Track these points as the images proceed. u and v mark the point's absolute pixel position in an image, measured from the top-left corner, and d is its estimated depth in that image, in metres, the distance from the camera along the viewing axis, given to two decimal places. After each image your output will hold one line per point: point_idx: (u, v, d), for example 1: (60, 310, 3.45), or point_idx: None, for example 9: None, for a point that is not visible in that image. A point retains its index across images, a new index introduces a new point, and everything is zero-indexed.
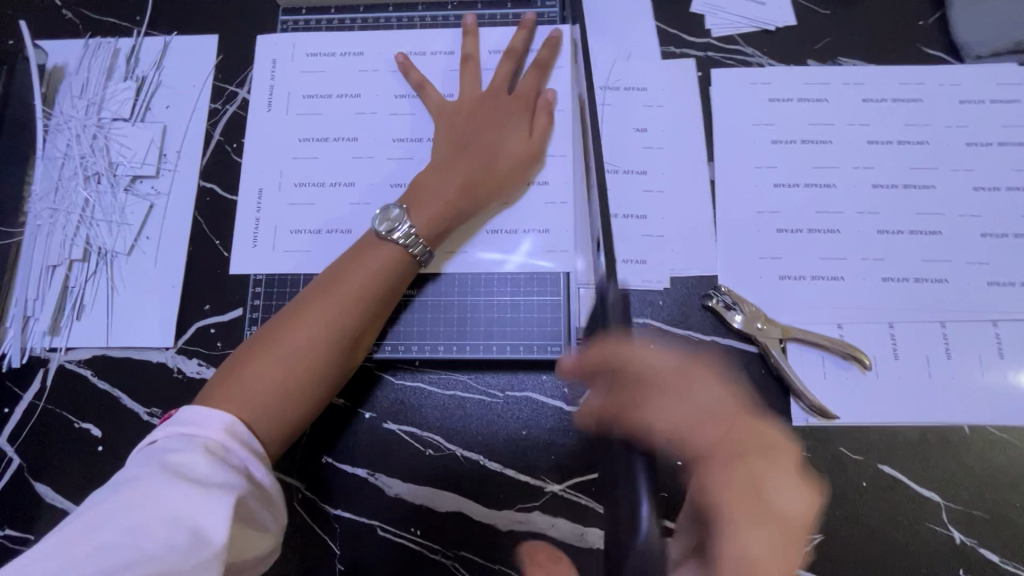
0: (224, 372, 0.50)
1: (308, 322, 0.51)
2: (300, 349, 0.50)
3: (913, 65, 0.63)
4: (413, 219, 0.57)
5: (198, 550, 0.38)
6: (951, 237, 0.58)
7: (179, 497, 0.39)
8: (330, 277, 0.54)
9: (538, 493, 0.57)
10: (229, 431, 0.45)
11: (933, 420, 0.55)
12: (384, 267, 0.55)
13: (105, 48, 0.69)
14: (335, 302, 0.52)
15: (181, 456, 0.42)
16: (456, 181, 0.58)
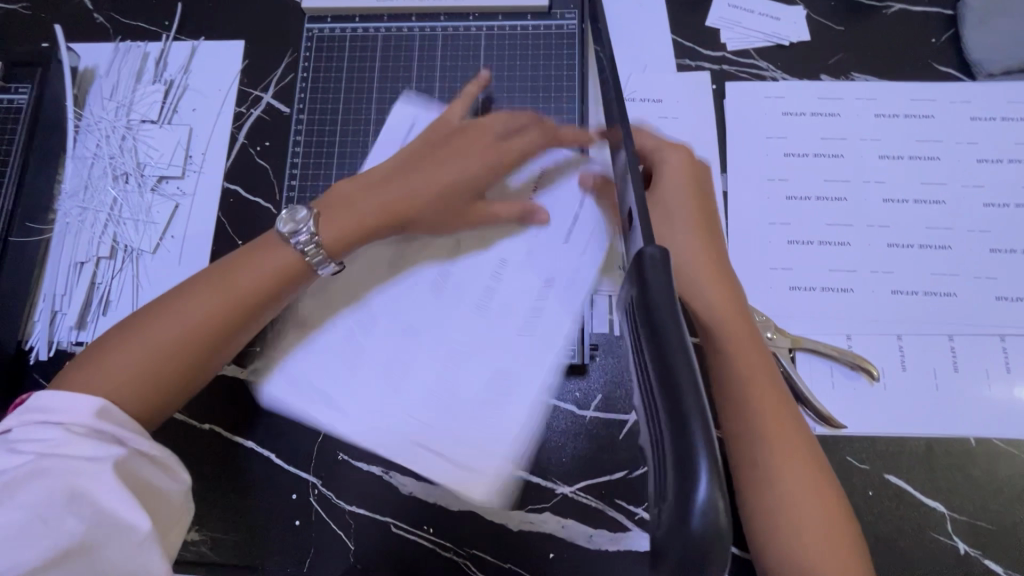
0: (90, 355, 0.50)
1: (189, 310, 0.51)
2: (174, 337, 0.50)
3: (925, 82, 0.64)
4: (319, 231, 0.54)
5: (104, 523, 0.42)
6: (960, 252, 0.59)
7: (65, 478, 0.42)
8: (217, 271, 0.53)
9: (549, 494, 0.58)
10: (99, 413, 0.45)
11: (939, 431, 0.56)
12: (272, 267, 0.53)
13: (135, 52, 0.71)
14: (222, 297, 0.51)
15: (54, 444, 0.43)
16: (380, 199, 0.56)
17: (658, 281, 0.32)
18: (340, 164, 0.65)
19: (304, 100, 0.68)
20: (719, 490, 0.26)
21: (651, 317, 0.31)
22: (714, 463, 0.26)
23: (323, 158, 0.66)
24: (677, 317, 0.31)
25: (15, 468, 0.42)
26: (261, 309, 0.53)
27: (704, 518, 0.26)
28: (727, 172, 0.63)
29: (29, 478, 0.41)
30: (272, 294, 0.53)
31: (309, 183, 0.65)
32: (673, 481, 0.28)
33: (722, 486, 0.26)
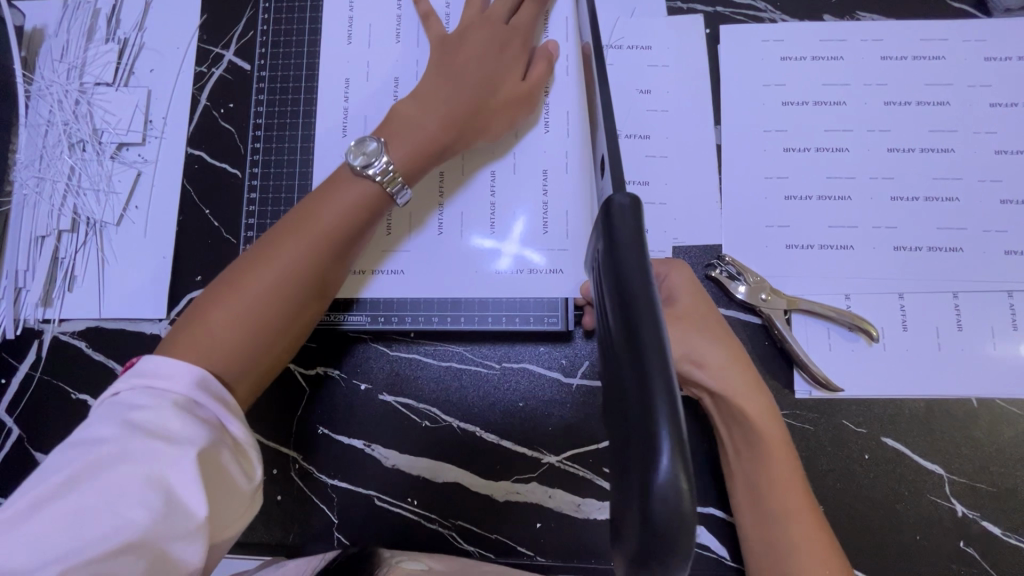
0: (194, 314, 0.44)
1: (285, 254, 0.46)
2: (279, 279, 0.45)
3: (937, 20, 0.59)
4: (390, 155, 0.50)
5: (175, 518, 0.35)
6: (968, 204, 0.56)
7: (148, 459, 0.35)
8: (301, 212, 0.48)
9: (536, 464, 0.56)
10: (202, 383, 0.40)
11: (940, 392, 0.54)
12: (359, 200, 0.49)
13: (84, 8, 0.66)
14: (322, 243, 0.47)
15: (147, 415, 0.37)
16: (445, 108, 0.52)
17: (624, 232, 0.32)
18: (306, 126, 0.61)
19: (265, 58, 0.63)
20: (682, 457, 0.23)
21: (619, 278, 0.29)
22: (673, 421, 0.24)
23: (287, 120, 0.62)
24: (644, 261, 0.30)
25: (102, 437, 0.36)
26: (349, 250, 0.49)
27: (661, 487, 0.23)
28: (720, 124, 0.59)
29: (112, 453, 0.35)
30: (357, 232, 0.49)
31: (274, 147, 0.61)
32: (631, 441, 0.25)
33: (685, 458, 0.23)
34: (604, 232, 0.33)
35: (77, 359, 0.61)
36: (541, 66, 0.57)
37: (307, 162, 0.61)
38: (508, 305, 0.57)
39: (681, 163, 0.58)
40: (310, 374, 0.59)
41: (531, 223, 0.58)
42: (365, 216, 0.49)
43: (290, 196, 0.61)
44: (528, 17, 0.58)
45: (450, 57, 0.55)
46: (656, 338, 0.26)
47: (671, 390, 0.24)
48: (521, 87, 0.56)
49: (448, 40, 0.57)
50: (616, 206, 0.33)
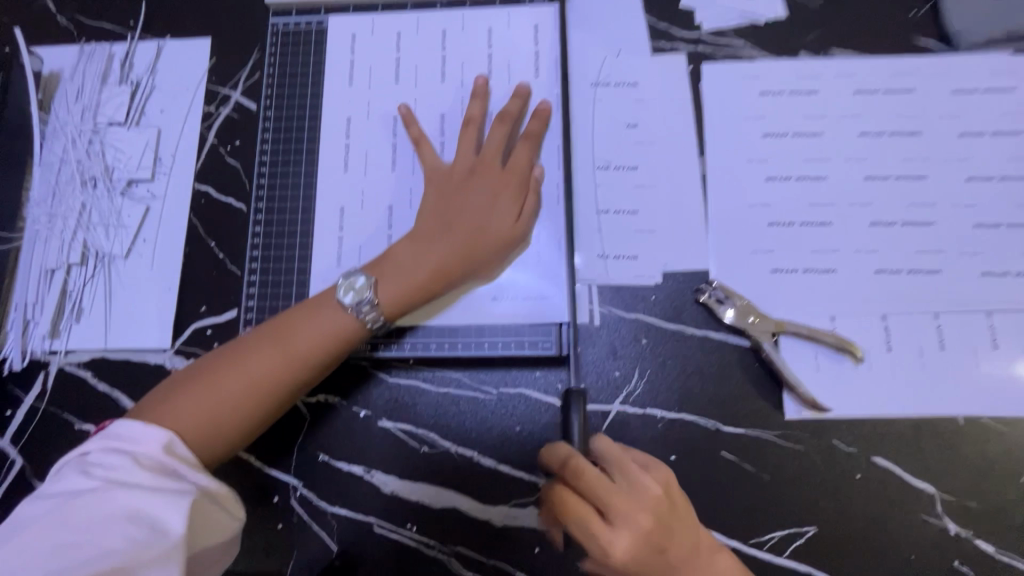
0: (164, 394, 0.48)
1: (258, 366, 0.50)
2: (236, 393, 0.48)
3: (906, 56, 0.63)
4: (379, 293, 0.54)
5: (156, 545, 0.40)
6: (944, 228, 0.58)
7: (130, 500, 0.41)
8: (282, 325, 0.52)
9: (533, 488, 0.57)
10: (168, 448, 0.44)
11: (927, 411, 0.55)
12: (333, 329, 0.52)
13: (99, 53, 0.70)
14: (282, 367, 0.50)
15: (124, 468, 0.42)
16: (438, 259, 0.55)
17: None
18: (309, 161, 0.64)
19: (270, 97, 0.66)
20: None
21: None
22: None
23: (292, 157, 0.65)
24: None
25: (81, 490, 0.41)
26: (318, 374, 0.52)
27: None
28: (704, 155, 0.62)
29: (93, 499, 0.40)
30: (329, 358, 0.52)
31: (279, 181, 0.64)
32: None
33: None
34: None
35: (82, 389, 0.62)
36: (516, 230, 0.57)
37: (311, 196, 0.63)
38: (502, 336, 0.59)
39: (668, 193, 0.61)
40: (310, 401, 0.60)
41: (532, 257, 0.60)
42: (335, 347, 0.52)
43: (294, 228, 0.63)
44: (521, 154, 0.59)
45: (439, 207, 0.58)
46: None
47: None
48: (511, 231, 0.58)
49: (440, 182, 0.59)
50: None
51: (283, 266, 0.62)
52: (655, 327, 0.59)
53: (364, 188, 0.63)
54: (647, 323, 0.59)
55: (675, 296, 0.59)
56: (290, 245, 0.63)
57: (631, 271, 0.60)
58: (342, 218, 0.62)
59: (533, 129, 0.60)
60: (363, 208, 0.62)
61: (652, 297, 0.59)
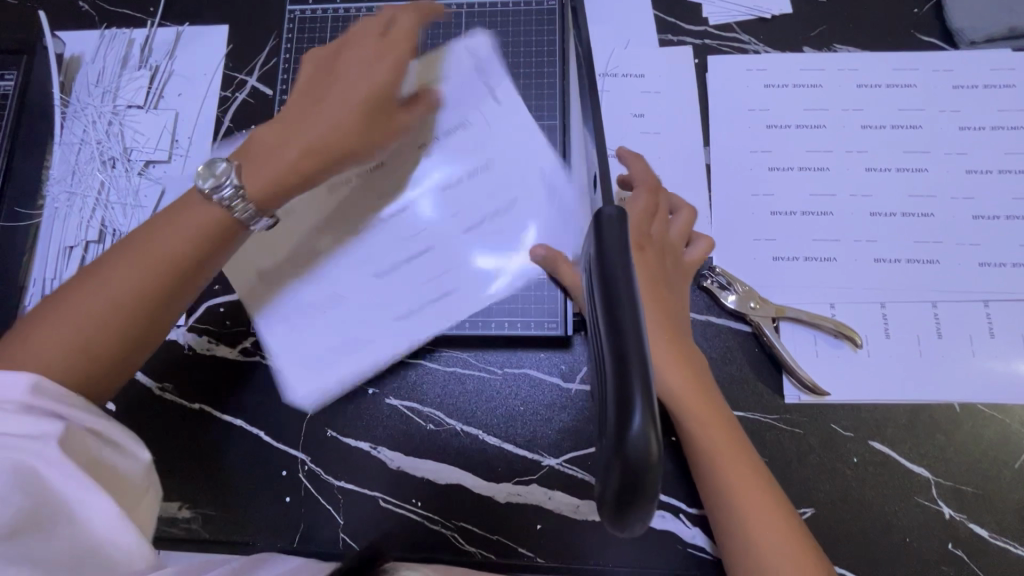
0: (23, 325, 0.45)
1: (120, 275, 0.45)
2: (89, 308, 0.44)
3: (908, 52, 0.64)
4: (244, 181, 0.49)
5: (53, 497, 0.39)
6: (944, 219, 0.59)
7: (13, 450, 0.38)
8: (140, 234, 0.48)
9: (535, 466, 0.58)
10: (37, 388, 0.40)
11: (923, 397, 0.56)
12: (197, 224, 0.47)
13: (120, 38, 0.72)
14: (144, 268, 0.46)
15: (2, 421, 0.39)
16: (301, 143, 0.51)
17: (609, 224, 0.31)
18: None
19: (286, 83, 0.68)
20: (653, 421, 0.24)
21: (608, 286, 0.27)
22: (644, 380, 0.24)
23: None
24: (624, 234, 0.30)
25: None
26: (193, 279, 0.48)
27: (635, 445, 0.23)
28: (709, 145, 0.63)
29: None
30: (199, 257, 0.48)
31: None
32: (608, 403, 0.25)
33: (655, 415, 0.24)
34: (592, 244, 0.31)
35: None
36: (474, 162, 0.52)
37: None
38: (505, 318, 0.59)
39: (672, 182, 0.62)
40: None
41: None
42: (203, 242, 0.48)
43: None
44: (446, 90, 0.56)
45: (314, 87, 0.54)
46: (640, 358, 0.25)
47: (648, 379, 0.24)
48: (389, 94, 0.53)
49: (320, 71, 0.55)
50: (606, 218, 0.30)
51: None
52: None
53: None
54: None
55: None
56: None
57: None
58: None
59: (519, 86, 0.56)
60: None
61: None
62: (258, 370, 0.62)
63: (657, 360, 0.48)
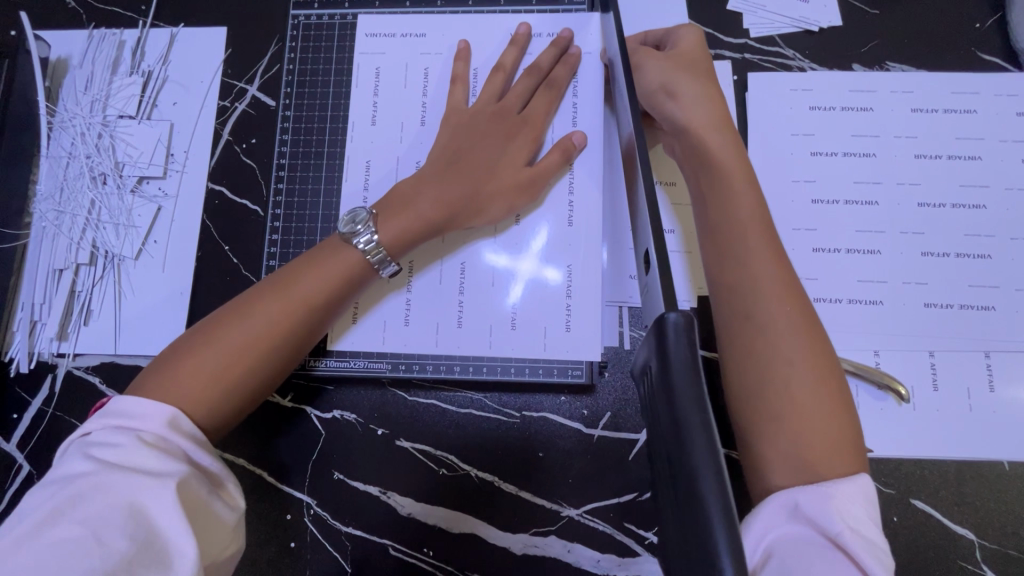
0: (163, 361, 0.45)
1: (262, 313, 0.47)
2: (239, 344, 0.45)
3: (968, 73, 0.59)
4: (380, 229, 0.51)
5: (155, 554, 0.36)
6: (1001, 261, 0.55)
7: (125, 493, 0.37)
8: (286, 276, 0.49)
9: (554, 517, 0.55)
10: (172, 423, 0.41)
11: (970, 453, 0.53)
12: (342, 269, 0.50)
13: (110, 40, 0.66)
14: (289, 312, 0.47)
15: (120, 454, 0.38)
16: (442, 192, 0.53)
17: (678, 351, 0.29)
18: (330, 165, 0.61)
19: (289, 95, 0.63)
20: None
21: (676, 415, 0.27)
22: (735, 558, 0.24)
23: (311, 159, 0.61)
24: (694, 379, 0.28)
25: (77, 475, 0.38)
26: (325, 318, 0.50)
27: None
28: None
29: (88, 493, 0.37)
30: (338, 301, 0.50)
31: (297, 186, 0.61)
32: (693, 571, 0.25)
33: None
34: (653, 347, 0.30)
35: (91, 395, 0.60)
36: (554, 156, 0.55)
37: (331, 203, 0.60)
38: (537, 345, 0.56)
39: None
40: (327, 418, 0.58)
41: (559, 261, 0.57)
42: (346, 290, 0.50)
43: (313, 236, 0.60)
44: (541, 105, 0.57)
45: (455, 140, 0.56)
46: (716, 479, 0.26)
47: (732, 538, 0.25)
48: (525, 174, 0.55)
49: (457, 124, 0.57)
50: (670, 324, 0.29)
51: None
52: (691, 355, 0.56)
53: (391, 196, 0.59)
54: None
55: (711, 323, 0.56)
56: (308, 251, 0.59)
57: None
58: (366, 199, 0.59)
59: (557, 76, 0.58)
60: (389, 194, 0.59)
61: None
62: (261, 407, 0.59)
63: (721, 200, 0.47)
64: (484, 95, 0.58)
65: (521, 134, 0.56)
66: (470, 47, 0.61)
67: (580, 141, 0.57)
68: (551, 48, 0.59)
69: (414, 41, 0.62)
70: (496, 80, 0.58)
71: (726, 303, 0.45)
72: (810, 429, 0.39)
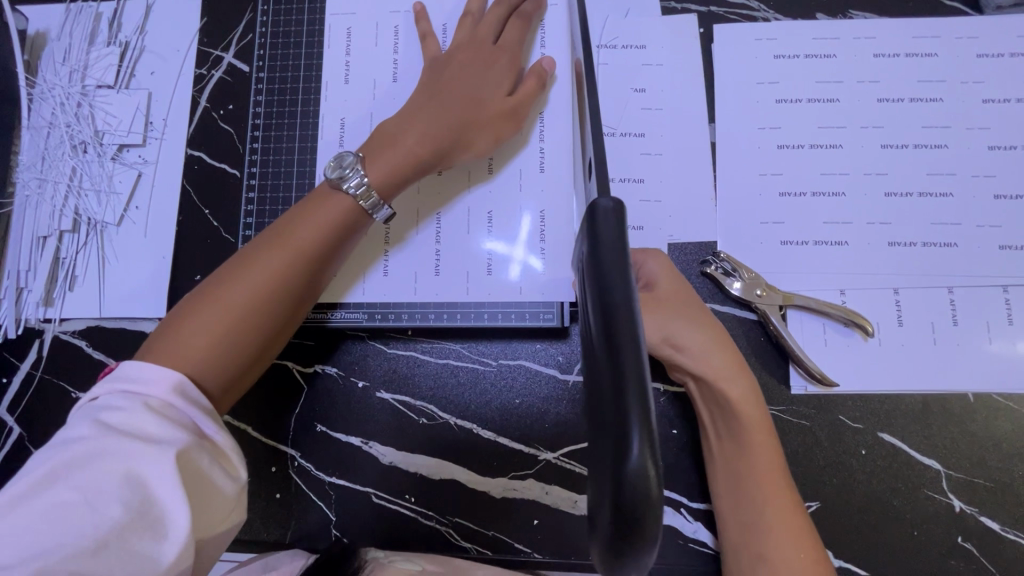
0: (166, 326, 0.45)
1: (260, 266, 0.47)
2: (247, 295, 0.46)
3: (928, 17, 0.60)
4: (368, 171, 0.51)
5: (150, 519, 0.36)
6: (962, 200, 0.56)
7: (126, 459, 0.37)
8: (275, 229, 0.49)
9: (532, 461, 0.57)
10: (178, 388, 0.41)
11: (936, 387, 0.54)
12: (335, 215, 0.50)
13: (86, 12, 0.67)
14: (292, 257, 0.48)
15: (123, 418, 0.38)
16: (429, 129, 0.53)
17: (607, 237, 0.30)
18: (304, 124, 0.62)
19: (263, 58, 0.64)
20: (651, 452, 0.23)
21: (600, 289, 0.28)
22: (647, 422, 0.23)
23: (286, 120, 0.62)
24: (623, 260, 0.29)
25: (81, 437, 0.38)
26: (324, 265, 0.50)
27: (632, 476, 0.23)
28: (714, 122, 0.59)
29: (91, 455, 0.37)
30: (334, 248, 0.50)
31: (272, 147, 0.62)
32: (605, 439, 0.24)
33: (654, 447, 0.23)
34: (586, 238, 0.31)
35: (78, 358, 0.62)
36: (531, 83, 0.56)
37: (305, 161, 0.61)
38: (512, 289, 0.57)
39: (674, 162, 0.59)
40: (308, 371, 0.59)
41: (531, 206, 0.58)
42: (340, 234, 0.50)
43: (288, 193, 0.61)
44: (514, 36, 0.58)
45: (432, 81, 0.56)
46: (631, 339, 0.25)
47: (643, 397, 0.24)
48: (508, 105, 0.55)
49: (433, 67, 0.57)
50: (599, 209, 0.31)
51: None
52: None
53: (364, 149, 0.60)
54: None
55: (680, 268, 0.58)
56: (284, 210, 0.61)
57: (636, 242, 0.58)
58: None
59: (526, 10, 0.59)
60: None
61: None
62: None
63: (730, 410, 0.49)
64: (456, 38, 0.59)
65: (500, 67, 0.57)
66: (426, 9, 0.61)
67: (549, 67, 0.58)
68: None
69: (384, 5, 0.63)
70: (467, 25, 0.59)
71: (724, 471, 0.49)
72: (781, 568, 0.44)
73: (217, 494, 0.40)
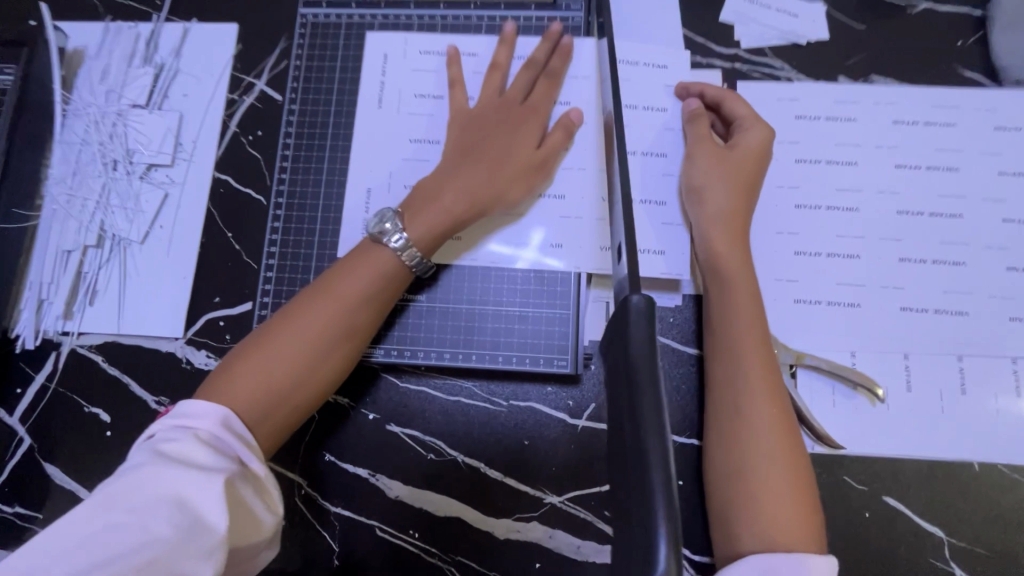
0: (225, 366, 0.48)
1: (309, 317, 0.49)
2: (294, 348, 0.48)
3: (948, 88, 0.61)
4: (407, 228, 0.53)
5: (198, 538, 0.39)
6: (976, 269, 0.57)
7: (179, 482, 0.40)
8: (323, 281, 0.52)
9: (537, 504, 0.57)
10: (226, 423, 0.44)
11: (941, 454, 0.54)
12: (369, 271, 0.51)
13: (126, 33, 0.69)
14: (334, 312, 0.50)
15: (178, 448, 0.41)
16: (461, 186, 0.54)
17: (639, 347, 0.33)
18: (332, 158, 0.63)
19: (296, 90, 0.65)
20: (677, 551, 0.27)
21: (629, 369, 0.32)
22: (671, 507, 0.28)
23: (314, 152, 0.64)
24: (654, 376, 0.31)
25: (137, 464, 0.41)
26: (362, 320, 0.51)
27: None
28: None
29: (142, 482, 0.39)
30: (369, 304, 0.51)
31: (300, 178, 0.63)
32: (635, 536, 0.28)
33: (678, 545, 0.27)
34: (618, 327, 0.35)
35: (93, 372, 0.62)
36: (558, 135, 0.58)
37: (330, 194, 0.63)
38: (531, 334, 0.59)
39: None
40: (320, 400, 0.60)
41: (563, 238, 0.59)
42: (371, 288, 0.51)
43: (313, 225, 0.62)
44: (543, 95, 0.60)
45: (467, 138, 0.57)
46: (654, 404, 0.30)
47: (666, 460, 0.29)
48: (534, 156, 0.57)
49: (465, 120, 0.59)
50: (632, 306, 0.34)
51: (300, 260, 0.62)
52: (672, 350, 0.58)
53: (396, 189, 0.61)
54: (666, 345, 0.58)
55: (694, 320, 0.59)
56: (310, 238, 0.62)
57: (657, 267, 0.58)
58: (368, 200, 0.61)
59: (555, 68, 0.60)
60: (387, 192, 0.61)
61: (671, 319, 0.59)
62: None
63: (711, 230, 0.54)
64: (484, 93, 0.60)
65: (528, 121, 0.58)
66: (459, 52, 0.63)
67: (577, 118, 0.59)
68: (543, 45, 0.61)
69: (414, 44, 0.64)
70: (495, 78, 0.60)
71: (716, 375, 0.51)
72: (769, 508, 0.45)
73: (252, 519, 0.44)
